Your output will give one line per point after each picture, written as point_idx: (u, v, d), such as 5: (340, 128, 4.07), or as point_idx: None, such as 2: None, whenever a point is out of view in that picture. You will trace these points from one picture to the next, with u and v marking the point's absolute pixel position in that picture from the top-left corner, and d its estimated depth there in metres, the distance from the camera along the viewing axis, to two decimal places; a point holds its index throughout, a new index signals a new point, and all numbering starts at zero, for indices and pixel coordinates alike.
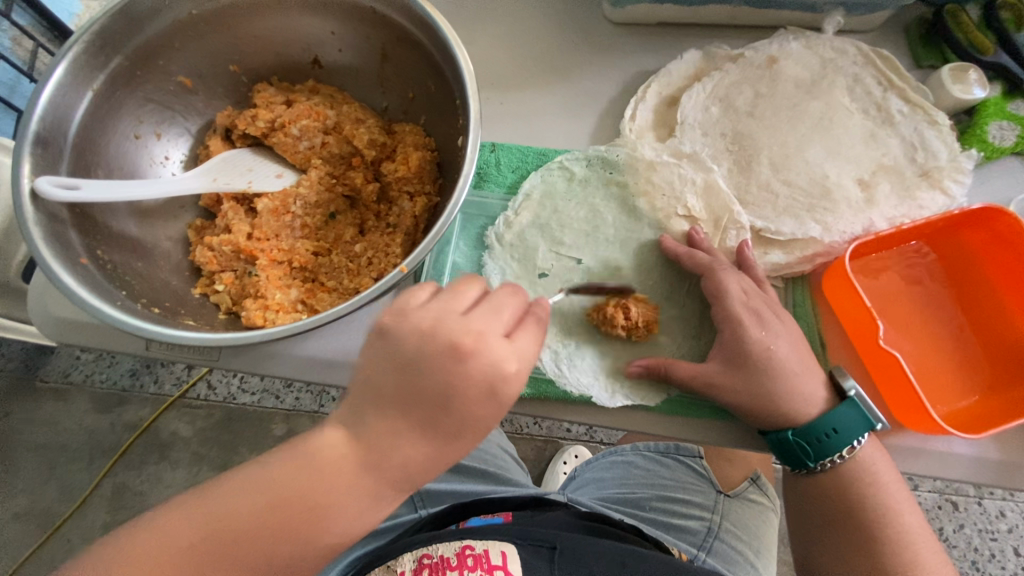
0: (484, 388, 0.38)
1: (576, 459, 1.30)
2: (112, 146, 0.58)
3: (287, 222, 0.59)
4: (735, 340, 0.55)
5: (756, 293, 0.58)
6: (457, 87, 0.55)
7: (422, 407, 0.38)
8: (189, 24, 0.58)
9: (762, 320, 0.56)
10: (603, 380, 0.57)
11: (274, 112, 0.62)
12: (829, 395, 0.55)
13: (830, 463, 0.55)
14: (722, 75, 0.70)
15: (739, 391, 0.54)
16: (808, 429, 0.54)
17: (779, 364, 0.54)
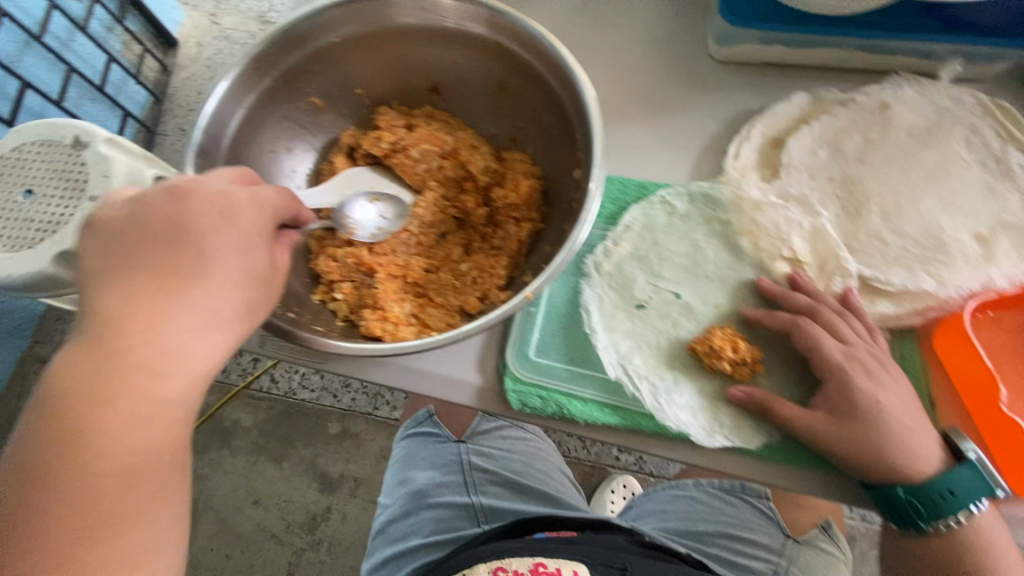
0: (163, 231, 0.43)
1: (625, 489, 1.29)
2: (253, 158, 0.62)
3: (404, 239, 0.64)
4: (843, 392, 0.54)
5: (870, 346, 0.56)
6: (578, 123, 0.56)
7: (156, 266, 0.43)
8: (328, 51, 0.62)
9: (879, 376, 0.54)
10: (702, 419, 0.57)
11: (396, 134, 0.65)
12: (945, 456, 0.53)
13: (944, 525, 0.53)
14: (831, 119, 0.70)
15: (852, 445, 0.52)
16: (922, 488, 0.52)
17: (894, 420, 0.52)
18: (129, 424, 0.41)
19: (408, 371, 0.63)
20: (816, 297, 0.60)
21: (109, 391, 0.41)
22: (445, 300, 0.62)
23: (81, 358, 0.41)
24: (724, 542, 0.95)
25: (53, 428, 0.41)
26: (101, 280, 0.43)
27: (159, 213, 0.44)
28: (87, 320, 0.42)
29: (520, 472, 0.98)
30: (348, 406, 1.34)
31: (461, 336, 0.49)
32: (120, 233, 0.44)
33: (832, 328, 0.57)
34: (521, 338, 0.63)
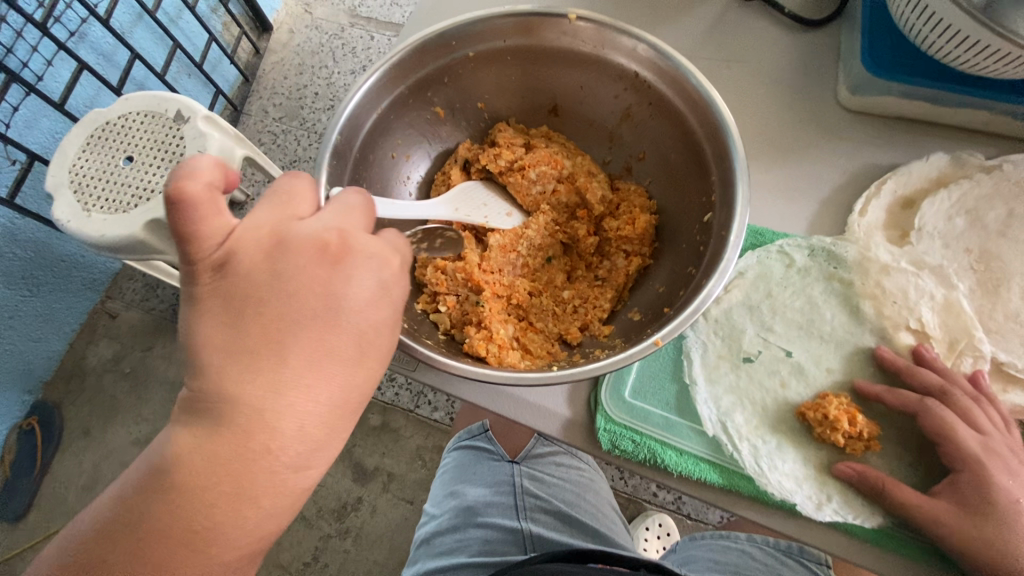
0: (314, 308, 0.40)
1: (660, 529, 1.19)
2: (376, 163, 0.61)
3: (512, 259, 0.62)
4: (976, 487, 0.50)
5: (1004, 437, 0.52)
6: (716, 167, 0.53)
7: (296, 346, 0.39)
8: (460, 64, 0.61)
9: (1014, 472, 0.50)
10: (808, 490, 0.54)
11: (515, 153, 0.64)
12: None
13: None
14: (971, 186, 0.66)
15: (989, 549, 0.48)
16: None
17: None
18: (262, 517, 0.39)
19: (497, 393, 0.62)
20: (943, 376, 0.57)
21: (244, 485, 0.38)
22: (544, 326, 0.62)
23: (214, 444, 0.37)
24: None
25: (174, 509, 0.37)
26: (228, 356, 0.38)
27: (305, 281, 0.40)
28: (216, 406, 0.38)
29: (571, 503, 0.95)
30: (392, 401, 1.30)
31: (581, 377, 0.47)
32: (256, 300, 0.39)
33: (962, 412, 0.53)
34: (618, 377, 0.61)
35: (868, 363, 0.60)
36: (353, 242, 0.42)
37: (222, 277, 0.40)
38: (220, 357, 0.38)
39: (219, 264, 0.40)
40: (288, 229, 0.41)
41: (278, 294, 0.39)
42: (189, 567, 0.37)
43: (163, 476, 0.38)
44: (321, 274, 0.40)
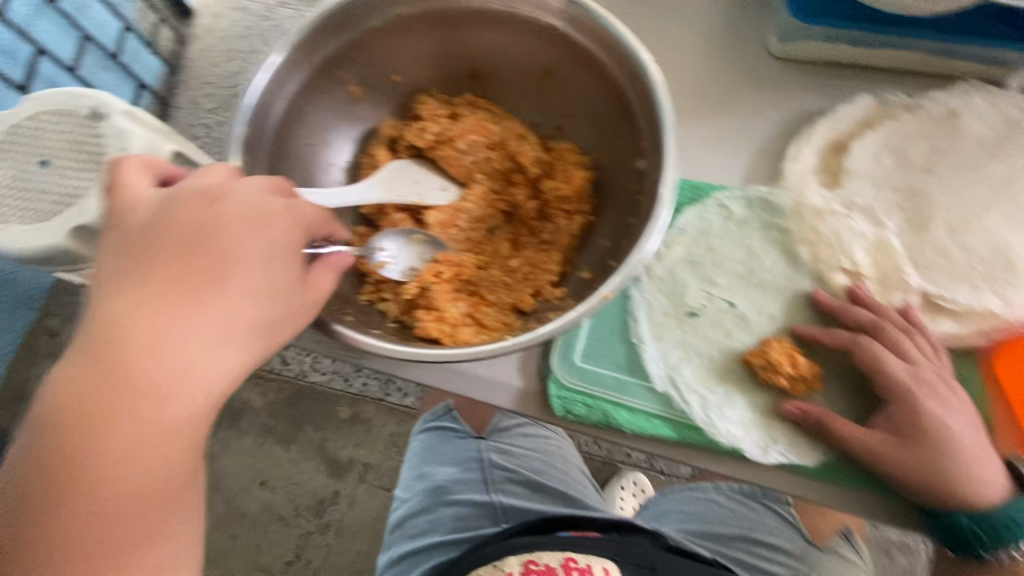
0: (187, 236, 0.41)
1: (635, 488, 1.22)
2: (293, 151, 0.58)
3: (452, 236, 0.60)
4: (908, 415, 0.52)
5: (934, 363, 0.55)
6: (640, 110, 0.53)
7: (172, 270, 0.40)
8: (369, 35, 0.59)
9: (943, 398, 0.53)
10: (757, 434, 0.55)
11: (440, 125, 0.62)
12: (1009, 485, 0.52)
13: (1006, 556, 0.50)
14: (896, 126, 0.67)
15: (922, 472, 0.50)
16: (983, 518, 0.50)
17: (959, 445, 0.50)
18: (127, 442, 0.38)
19: (448, 374, 0.60)
20: (876, 313, 0.58)
21: (109, 409, 0.38)
22: (497, 299, 0.59)
23: (83, 367, 0.38)
24: (743, 545, 0.93)
25: (52, 447, 0.38)
26: (113, 285, 0.40)
27: (189, 223, 0.41)
28: (91, 328, 0.39)
29: (541, 471, 0.96)
30: (360, 392, 1.28)
31: (538, 339, 0.47)
32: (141, 237, 0.42)
33: (892, 345, 0.55)
34: (567, 344, 0.60)
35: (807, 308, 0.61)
36: (235, 188, 0.43)
37: (121, 225, 0.43)
38: (109, 289, 0.40)
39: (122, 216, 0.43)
40: (186, 187, 0.43)
41: (161, 227, 0.41)
42: (62, 528, 0.38)
43: (43, 414, 0.39)
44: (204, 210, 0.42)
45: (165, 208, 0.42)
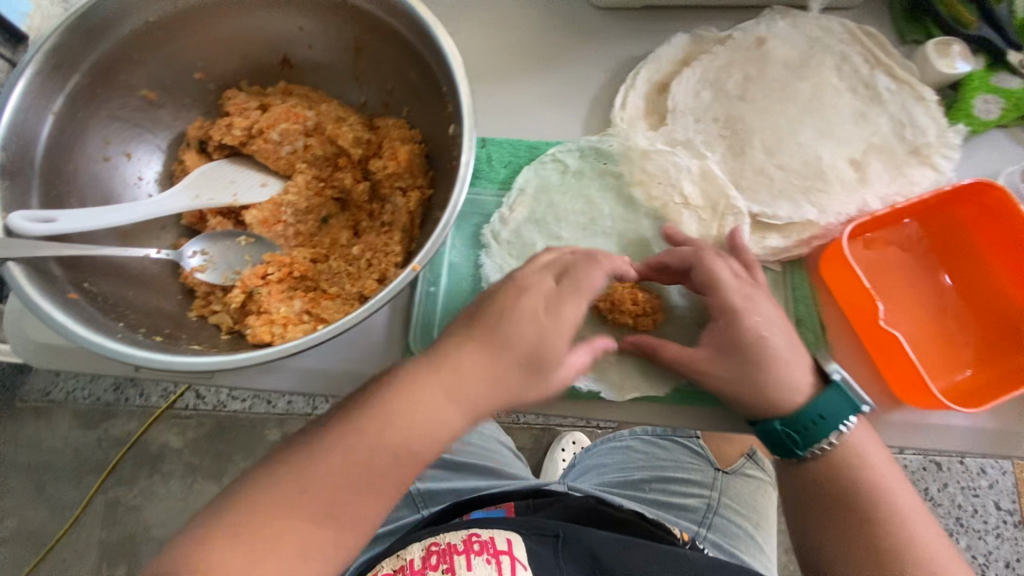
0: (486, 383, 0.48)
1: (575, 446, 1.26)
2: (82, 170, 0.54)
3: (279, 232, 0.57)
4: (730, 329, 0.54)
5: (755, 281, 0.57)
6: (442, 75, 0.53)
7: (478, 405, 0.48)
8: (146, 33, 0.55)
9: (761, 306, 0.54)
10: (610, 377, 0.57)
11: (250, 118, 0.59)
12: (816, 381, 0.54)
13: (819, 451, 0.54)
14: (711, 59, 0.70)
15: (733, 380, 0.53)
16: (794, 417, 0.53)
17: (773, 352, 0.53)
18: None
19: (306, 374, 0.59)
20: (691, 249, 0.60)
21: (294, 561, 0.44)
22: (340, 290, 0.56)
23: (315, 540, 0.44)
24: (658, 486, 0.94)
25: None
26: (434, 433, 0.48)
27: (474, 381, 0.48)
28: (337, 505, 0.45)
29: (456, 450, 0.94)
30: (284, 410, 1.24)
31: (352, 323, 0.45)
32: (459, 406, 0.48)
33: (723, 264, 0.56)
34: (425, 320, 0.60)
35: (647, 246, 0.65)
36: (512, 356, 0.48)
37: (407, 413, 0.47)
38: (412, 440, 0.47)
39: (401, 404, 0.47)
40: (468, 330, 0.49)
41: (494, 401, 0.48)
42: None
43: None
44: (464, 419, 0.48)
45: (472, 370, 0.48)
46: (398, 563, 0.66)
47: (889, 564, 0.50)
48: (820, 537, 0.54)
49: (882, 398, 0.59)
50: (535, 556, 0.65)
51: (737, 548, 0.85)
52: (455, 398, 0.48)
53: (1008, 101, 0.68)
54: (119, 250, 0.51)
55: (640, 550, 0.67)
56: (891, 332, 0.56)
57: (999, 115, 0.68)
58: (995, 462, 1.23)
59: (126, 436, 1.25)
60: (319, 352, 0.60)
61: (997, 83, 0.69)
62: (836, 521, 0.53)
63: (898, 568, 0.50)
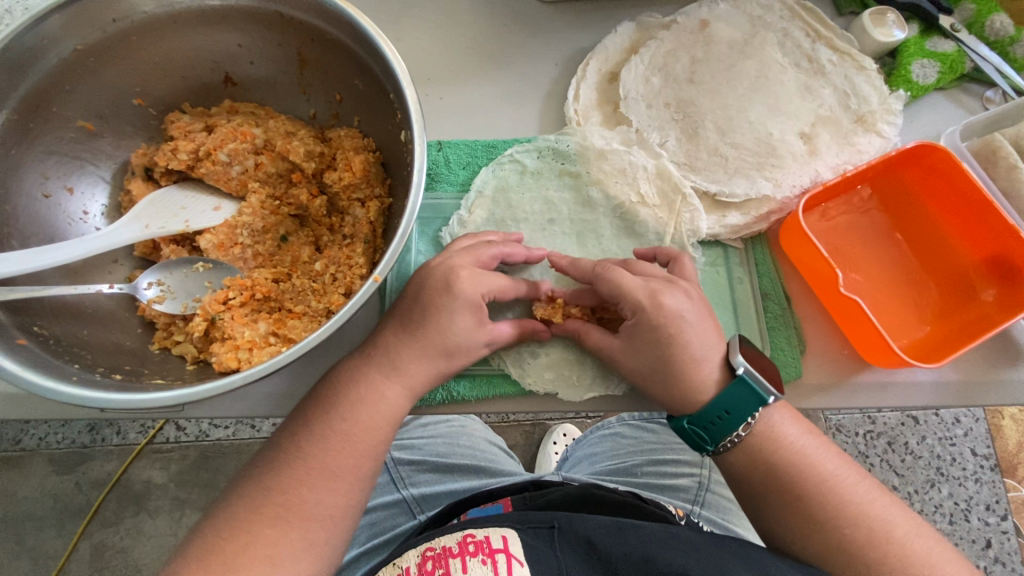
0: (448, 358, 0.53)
1: (566, 438, 1.27)
2: (21, 210, 0.52)
3: (237, 255, 0.56)
4: (641, 330, 0.55)
5: (666, 278, 0.57)
6: (389, 82, 0.52)
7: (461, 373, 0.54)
8: (77, 62, 0.53)
9: (669, 302, 0.55)
10: (569, 379, 0.61)
11: (195, 140, 0.58)
12: (722, 375, 0.56)
13: (731, 441, 0.55)
14: (658, 44, 0.71)
15: (647, 379, 0.56)
16: (701, 414, 0.55)
17: (680, 350, 0.54)
18: None
19: (278, 395, 0.58)
20: (575, 275, 0.60)
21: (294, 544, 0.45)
22: (305, 308, 0.55)
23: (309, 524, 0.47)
24: (650, 469, 0.91)
25: None
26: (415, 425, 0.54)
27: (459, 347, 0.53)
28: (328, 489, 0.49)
29: (446, 454, 0.92)
30: (269, 433, 1.22)
31: (318, 340, 0.43)
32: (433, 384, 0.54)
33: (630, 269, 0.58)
34: None
35: (609, 229, 0.68)
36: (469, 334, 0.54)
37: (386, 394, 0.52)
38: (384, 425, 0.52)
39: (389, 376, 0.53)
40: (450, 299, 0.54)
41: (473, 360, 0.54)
42: None
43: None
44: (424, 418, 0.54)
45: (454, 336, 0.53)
46: (394, 572, 0.60)
47: (827, 530, 0.52)
48: (765, 515, 0.55)
49: (847, 361, 0.61)
50: (534, 550, 0.57)
51: (733, 522, 0.83)
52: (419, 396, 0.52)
53: (942, 63, 0.71)
54: (68, 289, 0.49)
55: (649, 531, 0.59)
56: (850, 297, 0.58)
57: (936, 79, 0.71)
58: (968, 410, 1.28)
59: (104, 477, 1.21)
60: (288, 371, 0.59)
61: (931, 47, 0.72)
62: (772, 500, 0.54)
63: (833, 535, 0.52)
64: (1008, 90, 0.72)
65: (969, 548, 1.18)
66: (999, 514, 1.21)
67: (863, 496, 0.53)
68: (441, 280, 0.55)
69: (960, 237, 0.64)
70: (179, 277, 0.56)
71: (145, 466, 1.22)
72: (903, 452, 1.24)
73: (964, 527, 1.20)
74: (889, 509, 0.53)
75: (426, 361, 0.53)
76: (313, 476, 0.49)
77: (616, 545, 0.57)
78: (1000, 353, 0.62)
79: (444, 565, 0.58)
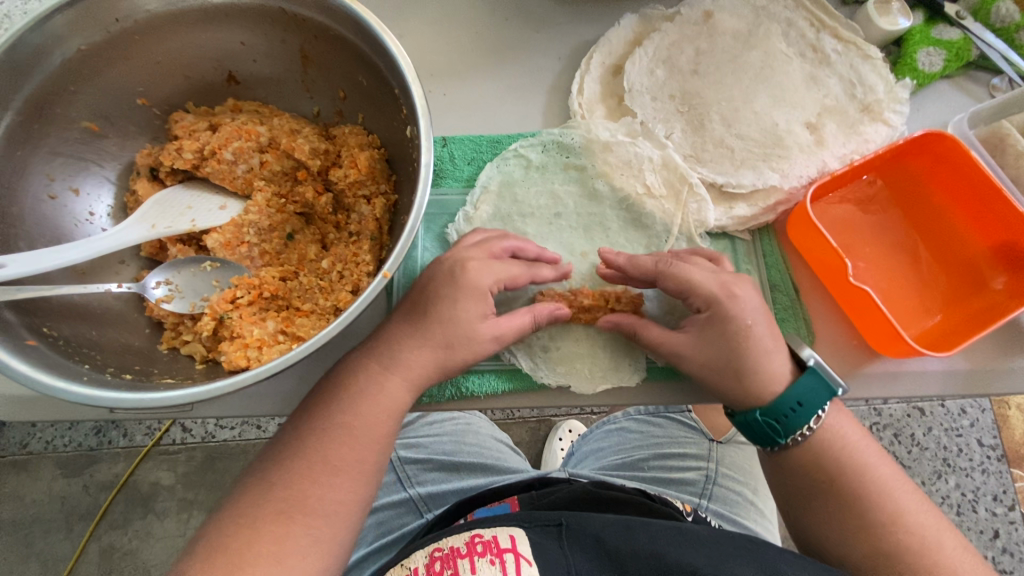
0: (459, 353, 0.53)
1: (572, 434, 1.27)
2: (26, 212, 0.52)
3: (244, 254, 0.56)
4: (716, 321, 0.55)
5: (733, 274, 0.58)
6: (394, 77, 0.52)
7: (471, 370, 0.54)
8: (80, 62, 0.52)
9: (742, 294, 0.56)
10: (581, 371, 0.61)
11: (200, 139, 0.58)
12: (792, 368, 0.56)
13: (800, 436, 0.56)
14: (662, 37, 0.70)
15: (718, 371, 0.55)
16: (774, 406, 0.55)
17: (756, 342, 0.54)
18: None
19: (286, 394, 0.58)
20: (637, 274, 0.59)
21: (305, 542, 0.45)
22: (313, 306, 0.54)
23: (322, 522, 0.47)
24: (658, 463, 0.91)
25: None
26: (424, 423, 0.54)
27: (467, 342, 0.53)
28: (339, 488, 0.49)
29: (453, 452, 0.92)
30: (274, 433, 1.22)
31: (327, 338, 0.43)
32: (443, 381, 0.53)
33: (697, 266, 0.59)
34: None
35: (616, 223, 0.68)
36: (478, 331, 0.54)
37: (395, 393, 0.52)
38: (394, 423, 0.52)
39: (397, 374, 0.52)
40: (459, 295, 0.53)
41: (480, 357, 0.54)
42: None
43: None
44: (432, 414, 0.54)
45: (463, 332, 0.53)
46: (403, 573, 0.60)
47: (877, 534, 0.53)
48: (811, 515, 0.56)
49: (858, 351, 0.61)
50: (541, 549, 0.57)
51: (741, 515, 0.83)
52: None
53: (948, 51, 0.71)
54: (76, 289, 0.49)
55: (658, 528, 0.59)
56: (860, 287, 0.58)
57: (941, 67, 0.71)
58: (974, 401, 1.27)
59: (111, 479, 1.22)
60: (296, 369, 0.59)
61: (937, 35, 0.71)
62: (826, 498, 0.55)
63: (888, 537, 0.52)
64: (1015, 76, 0.72)
65: (976, 539, 1.18)
66: (1006, 505, 1.20)
67: (917, 505, 0.54)
68: (448, 278, 0.54)
69: (970, 227, 0.64)
70: (186, 277, 0.56)
71: (151, 467, 1.22)
72: (910, 444, 1.24)
73: (971, 518, 1.20)
74: (938, 524, 0.53)
75: (436, 358, 0.53)
76: (324, 475, 0.49)
77: (624, 541, 0.57)
78: (1010, 341, 0.62)
79: (453, 564, 0.57)
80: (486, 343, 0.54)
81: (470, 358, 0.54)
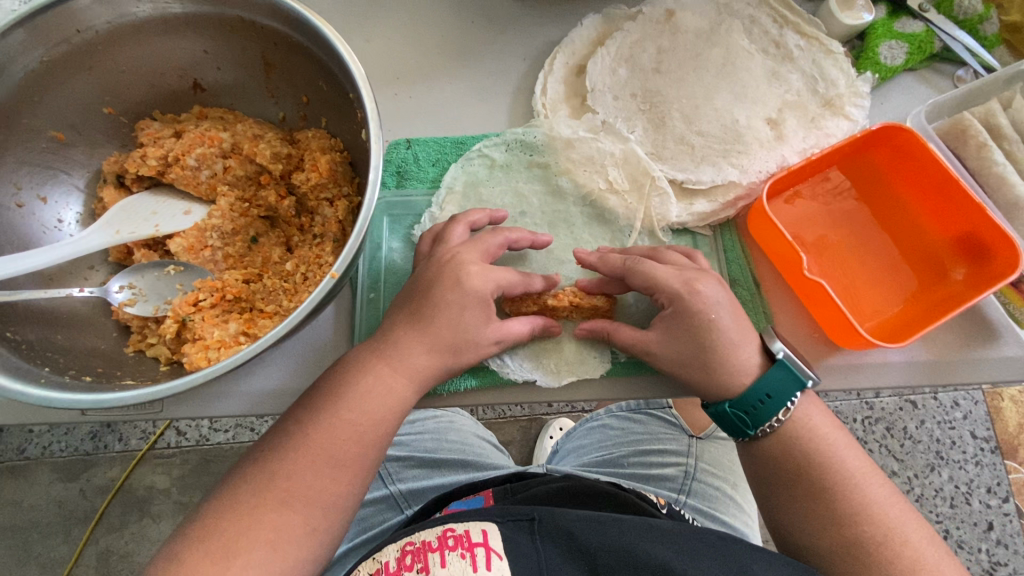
0: (421, 352, 0.54)
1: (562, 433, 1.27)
2: None
3: (207, 257, 0.57)
4: (681, 316, 0.56)
5: (698, 268, 0.59)
6: (348, 82, 0.53)
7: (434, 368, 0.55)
8: (43, 74, 0.53)
9: (705, 290, 0.56)
10: (545, 365, 0.61)
11: (164, 146, 0.59)
12: (762, 360, 0.57)
13: (770, 427, 0.56)
14: (625, 36, 0.71)
15: (685, 365, 0.56)
16: (743, 399, 0.56)
17: (720, 336, 0.55)
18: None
19: (253, 394, 0.59)
20: (605, 271, 0.61)
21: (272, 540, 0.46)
22: (276, 307, 0.56)
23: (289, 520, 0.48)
24: (638, 459, 0.92)
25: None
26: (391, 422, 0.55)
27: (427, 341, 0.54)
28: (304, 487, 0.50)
29: (434, 449, 0.93)
30: None
31: (276, 338, 0.44)
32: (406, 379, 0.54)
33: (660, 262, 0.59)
34: (368, 323, 0.62)
35: (581, 221, 0.69)
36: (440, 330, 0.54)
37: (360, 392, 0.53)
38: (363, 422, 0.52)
39: (359, 373, 0.53)
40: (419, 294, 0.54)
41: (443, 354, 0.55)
42: None
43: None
44: (403, 412, 0.54)
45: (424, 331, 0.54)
46: (375, 566, 0.60)
47: (846, 526, 0.53)
48: (782, 507, 0.56)
49: (818, 344, 0.62)
50: (515, 543, 0.57)
51: (718, 509, 0.84)
52: (395, 399, 0.53)
53: (910, 44, 0.71)
54: (39, 293, 0.50)
55: (629, 523, 0.60)
56: (816, 280, 0.58)
57: (903, 60, 0.71)
58: (966, 393, 1.27)
59: (108, 483, 1.23)
60: (266, 369, 0.60)
61: (899, 28, 0.72)
62: (791, 490, 0.56)
63: (856, 529, 0.52)
64: (979, 68, 0.72)
65: (970, 532, 1.18)
66: (1000, 497, 1.20)
67: (886, 496, 0.54)
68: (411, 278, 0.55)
69: (930, 217, 0.64)
70: (150, 280, 0.57)
71: (147, 470, 1.24)
72: (902, 437, 1.24)
73: (965, 510, 1.19)
74: (906, 515, 0.54)
75: (397, 357, 0.53)
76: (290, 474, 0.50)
77: (596, 535, 0.58)
78: (974, 331, 0.62)
79: (424, 558, 0.57)
80: (447, 342, 0.54)
81: (432, 357, 0.54)
